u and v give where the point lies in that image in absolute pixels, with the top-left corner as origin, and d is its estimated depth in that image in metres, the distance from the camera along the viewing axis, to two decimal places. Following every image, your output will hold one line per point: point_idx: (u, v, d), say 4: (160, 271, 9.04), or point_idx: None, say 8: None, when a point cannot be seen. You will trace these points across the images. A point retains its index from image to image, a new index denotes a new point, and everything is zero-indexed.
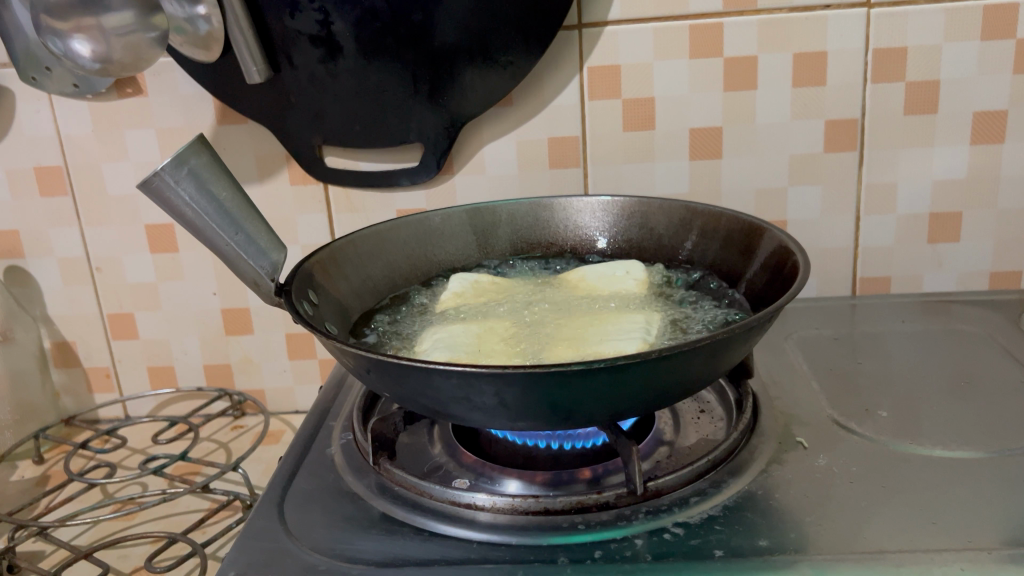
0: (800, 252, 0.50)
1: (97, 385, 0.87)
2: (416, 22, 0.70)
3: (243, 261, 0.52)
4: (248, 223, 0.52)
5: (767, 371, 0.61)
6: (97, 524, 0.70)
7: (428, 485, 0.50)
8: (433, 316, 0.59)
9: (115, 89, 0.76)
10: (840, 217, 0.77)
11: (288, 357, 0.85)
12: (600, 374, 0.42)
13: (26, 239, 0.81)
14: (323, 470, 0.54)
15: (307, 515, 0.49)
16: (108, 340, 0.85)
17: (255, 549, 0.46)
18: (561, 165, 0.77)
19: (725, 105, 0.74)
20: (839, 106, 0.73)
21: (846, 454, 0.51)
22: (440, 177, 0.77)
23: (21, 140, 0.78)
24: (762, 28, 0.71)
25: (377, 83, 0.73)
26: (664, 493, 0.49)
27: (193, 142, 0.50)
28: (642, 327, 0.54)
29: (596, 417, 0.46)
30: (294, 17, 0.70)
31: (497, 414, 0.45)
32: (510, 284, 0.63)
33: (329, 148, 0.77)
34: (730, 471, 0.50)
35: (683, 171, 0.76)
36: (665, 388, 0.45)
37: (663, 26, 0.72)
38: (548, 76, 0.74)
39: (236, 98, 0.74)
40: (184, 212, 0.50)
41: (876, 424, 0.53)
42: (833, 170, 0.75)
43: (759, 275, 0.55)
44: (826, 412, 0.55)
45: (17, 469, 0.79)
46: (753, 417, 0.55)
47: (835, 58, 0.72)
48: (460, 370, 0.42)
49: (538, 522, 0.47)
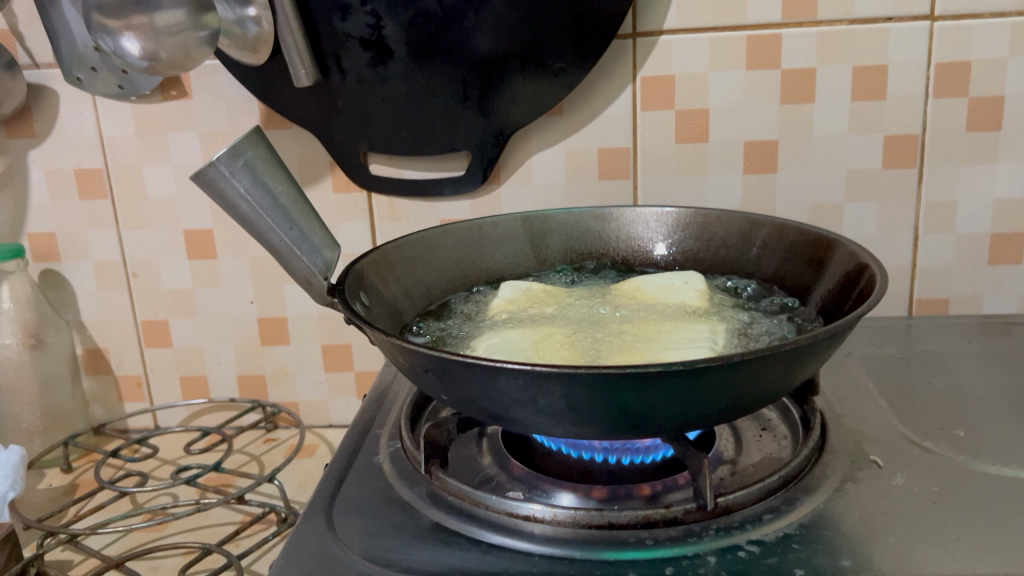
0: (877, 263, 0.48)
1: (128, 394, 0.85)
2: (468, 26, 0.69)
3: (296, 257, 0.50)
4: (302, 218, 0.50)
5: (831, 390, 0.59)
6: (128, 534, 0.68)
7: (484, 494, 0.47)
8: (485, 322, 0.57)
9: (159, 91, 0.75)
10: (898, 235, 0.74)
11: (323, 369, 0.83)
12: (676, 378, 0.40)
13: (63, 242, 0.80)
14: (371, 478, 0.51)
15: (357, 523, 0.47)
16: (140, 347, 0.83)
17: (305, 556, 0.43)
18: (610, 176, 0.75)
19: (781, 118, 0.72)
20: (899, 121, 0.71)
21: (924, 473, 0.48)
22: (486, 187, 0.76)
23: (63, 141, 0.77)
24: (821, 40, 0.70)
25: (426, 88, 0.71)
26: (735, 510, 0.46)
27: (250, 132, 0.49)
28: (707, 337, 0.52)
29: (666, 425, 0.43)
30: (345, 20, 0.69)
31: (564, 418, 0.43)
32: (562, 293, 0.61)
33: (373, 155, 0.76)
34: (802, 489, 0.48)
35: (736, 185, 0.74)
36: (741, 396, 0.43)
37: (720, 36, 0.71)
38: (600, 85, 0.72)
39: (283, 103, 0.73)
40: (238, 204, 0.48)
41: (954, 443, 0.51)
42: (891, 187, 0.73)
43: (829, 289, 0.53)
44: (899, 431, 0.52)
45: (46, 477, 0.77)
46: (822, 435, 0.53)
47: (896, 72, 0.70)
48: (527, 371, 0.40)
49: (603, 537, 0.45)
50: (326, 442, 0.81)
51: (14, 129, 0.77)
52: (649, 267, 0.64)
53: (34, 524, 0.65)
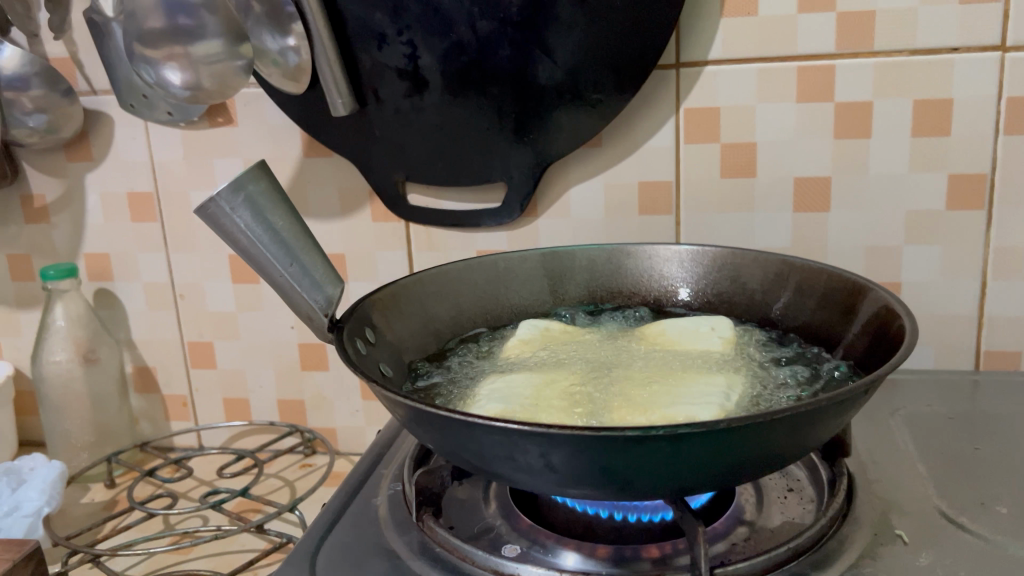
0: (909, 316, 0.44)
1: (174, 413, 0.87)
2: (504, 58, 0.67)
3: (297, 294, 0.49)
4: (304, 254, 0.50)
5: (867, 451, 0.54)
6: (152, 556, 0.68)
7: (471, 549, 0.46)
8: (497, 363, 0.56)
9: (206, 117, 0.77)
10: (964, 281, 0.69)
11: (361, 397, 0.83)
12: (656, 443, 0.38)
13: (116, 262, 0.82)
14: (366, 522, 0.50)
15: (340, 569, 0.46)
16: (186, 368, 0.85)
17: None
18: (652, 211, 0.72)
19: (834, 153, 0.68)
20: (965, 159, 0.66)
21: (954, 555, 0.43)
22: (523, 219, 0.74)
23: (117, 165, 0.79)
24: (879, 72, 0.66)
25: (461, 119, 0.70)
26: None
27: (252, 167, 0.49)
28: (719, 389, 0.49)
29: (656, 490, 0.41)
30: (381, 50, 0.69)
31: (545, 476, 0.41)
32: (582, 333, 0.59)
33: (411, 185, 0.75)
34: (813, 563, 0.44)
35: (786, 223, 0.70)
36: (736, 464, 0.40)
37: (769, 67, 0.67)
38: (642, 116, 0.70)
39: (322, 130, 0.73)
40: (239, 239, 0.48)
41: (993, 521, 0.46)
42: (956, 229, 0.68)
43: (858, 341, 0.49)
44: (932, 502, 0.48)
45: (88, 492, 0.79)
46: (847, 501, 0.49)
47: (961, 106, 0.65)
48: (500, 427, 0.39)
49: None
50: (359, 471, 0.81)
51: (73, 153, 0.80)
52: (676, 309, 0.61)
53: (61, 541, 0.66)
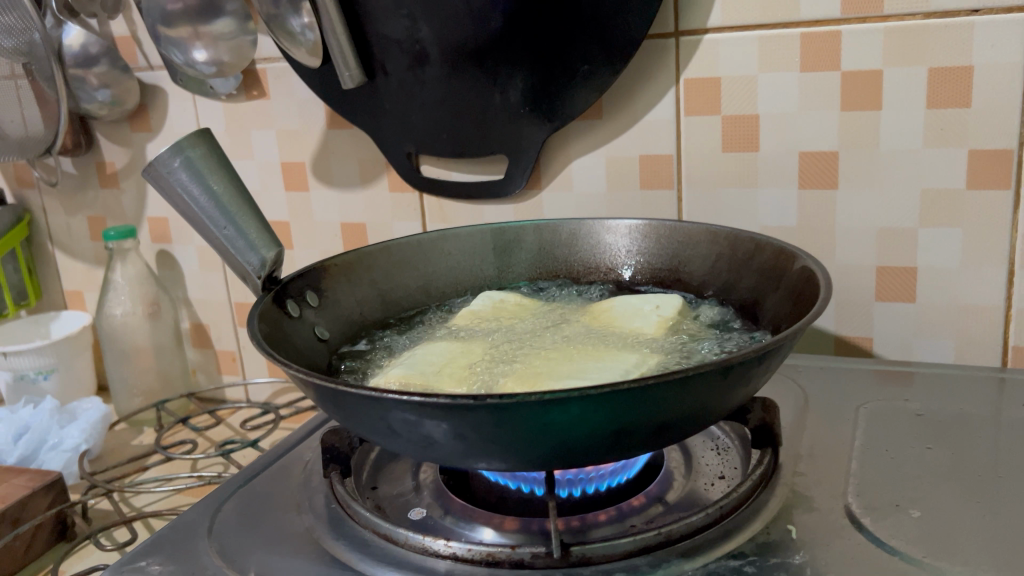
0: (825, 286, 0.43)
1: (225, 368, 0.93)
2: (496, 29, 0.67)
3: (231, 255, 0.52)
4: (240, 216, 0.52)
5: (811, 442, 0.51)
6: (169, 496, 0.74)
7: (357, 507, 0.47)
8: (439, 331, 0.57)
9: (243, 91, 0.81)
10: (988, 268, 0.62)
11: None
12: (478, 411, 0.38)
13: (173, 225, 0.89)
14: (287, 478, 0.53)
15: (238, 516, 0.49)
16: (234, 326, 0.91)
17: (168, 541, 0.46)
18: (653, 186, 0.70)
19: (842, 127, 0.63)
20: (988, 133, 0.60)
21: (833, 555, 0.40)
22: (528, 192, 0.74)
23: (172, 135, 0.86)
24: (890, 37, 0.60)
25: (460, 91, 0.71)
26: (590, 562, 0.42)
27: (192, 133, 0.52)
28: (629, 366, 0.47)
29: (502, 460, 0.41)
30: (383, 24, 0.70)
31: (397, 441, 0.42)
32: (535, 307, 0.58)
33: (425, 157, 0.76)
34: (683, 551, 0.42)
35: (791, 201, 0.66)
36: (574, 438, 0.39)
37: (771, 34, 0.63)
38: (642, 88, 0.68)
39: (338, 102, 0.76)
40: (179, 200, 0.52)
41: (897, 524, 0.42)
42: (979, 212, 0.62)
43: (787, 314, 0.47)
44: (844, 500, 0.45)
45: (139, 435, 0.87)
46: (754, 492, 0.46)
47: (984, 75, 0.59)
48: (340, 389, 0.40)
49: (442, 569, 0.43)
50: None
51: (136, 124, 0.87)
52: (626, 288, 0.60)
53: (86, 475, 0.73)
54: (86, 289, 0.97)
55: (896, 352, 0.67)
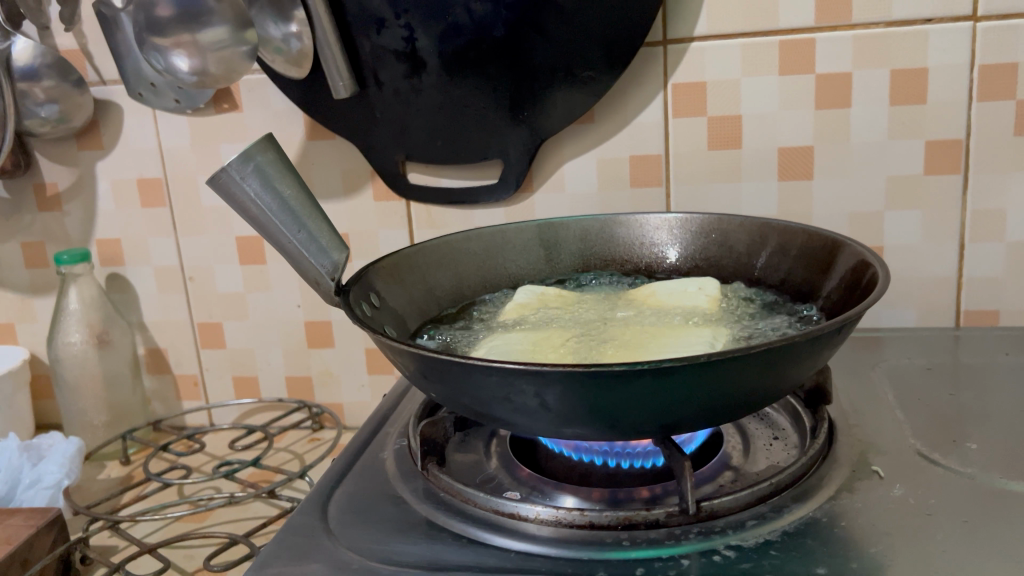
0: (874, 258, 0.48)
1: (186, 393, 0.90)
2: (498, 37, 0.70)
3: (304, 258, 0.52)
4: (311, 221, 0.53)
5: (850, 400, 0.57)
6: (171, 524, 0.71)
7: (473, 492, 0.48)
8: (494, 325, 0.59)
9: (213, 104, 0.80)
10: (943, 243, 0.72)
11: (367, 371, 0.85)
12: (642, 378, 0.40)
13: (127, 246, 0.85)
14: (374, 472, 0.53)
15: (348, 513, 0.48)
16: (197, 348, 0.87)
17: (293, 544, 0.46)
18: (643, 184, 0.75)
19: (817, 123, 0.71)
20: (943, 125, 0.69)
21: (924, 485, 0.46)
22: (520, 195, 0.77)
23: (128, 153, 0.83)
24: (858, 43, 0.68)
25: (458, 98, 0.74)
26: (720, 515, 0.45)
27: (260, 139, 0.52)
28: (707, 340, 0.51)
29: (644, 427, 0.44)
30: (381, 34, 0.72)
31: (540, 417, 0.44)
32: (574, 297, 0.61)
33: (412, 164, 0.78)
34: (794, 496, 0.47)
35: (771, 192, 0.73)
36: (715, 400, 0.43)
37: (752, 42, 0.70)
38: (631, 93, 0.73)
39: (325, 114, 0.76)
40: (249, 207, 0.51)
41: (964, 456, 0.49)
42: (935, 194, 0.71)
43: (834, 291, 0.52)
44: (909, 442, 0.51)
45: (105, 468, 0.82)
46: (827, 444, 0.51)
47: (937, 75, 0.68)
48: (498, 367, 0.41)
49: (581, 537, 0.45)
50: None
51: (84, 142, 0.83)
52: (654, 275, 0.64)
53: (82, 510, 0.69)
54: (18, 321, 0.90)
55: (863, 322, 0.76)
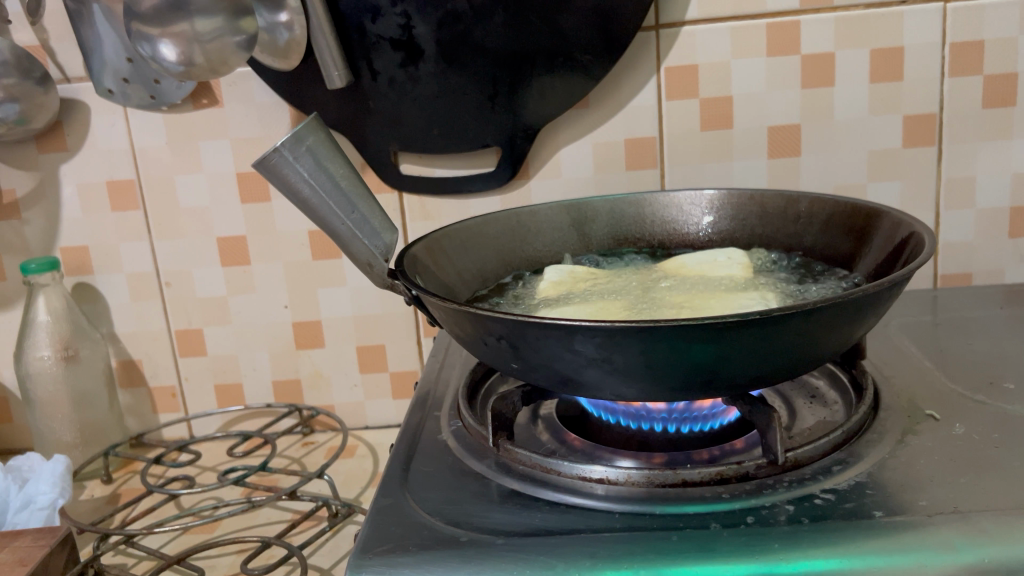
0: (917, 222, 0.51)
1: (162, 406, 0.85)
2: (496, 24, 0.71)
3: (357, 240, 0.52)
4: (362, 203, 0.52)
5: (876, 356, 0.60)
6: (181, 535, 0.67)
7: (557, 461, 0.48)
8: (535, 303, 0.59)
9: (190, 100, 0.77)
10: (921, 212, 0.77)
11: (359, 370, 0.83)
12: (751, 328, 0.41)
13: (96, 254, 0.81)
14: (439, 454, 0.52)
15: (433, 493, 0.47)
16: (175, 357, 0.84)
17: (389, 525, 0.44)
18: (639, 166, 0.77)
19: (803, 102, 0.74)
20: (918, 101, 0.74)
21: (981, 421, 0.49)
22: (515, 182, 0.78)
23: (96, 154, 0.78)
24: (840, 24, 0.72)
25: (456, 85, 0.73)
26: (803, 464, 0.47)
27: (310, 119, 0.50)
28: (759, 303, 0.54)
29: (737, 379, 0.45)
30: (375, 22, 0.71)
31: (638, 376, 0.44)
32: (603, 273, 0.63)
33: (404, 155, 0.78)
34: (865, 442, 0.49)
35: (762, 169, 0.76)
36: (808, 348, 0.44)
37: (742, 25, 0.72)
38: (626, 77, 0.74)
39: (316, 105, 0.75)
40: (302, 189, 0.50)
41: (1006, 394, 0.52)
42: (911, 166, 0.75)
43: (873, 258, 0.55)
44: (950, 386, 0.54)
45: (86, 489, 0.77)
46: (875, 395, 0.54)
47: (912, 54, 0.72)
48: (606, 328, 0.41)
49: (678, 494, 0.45)
50: (365, 442, 0.82)
51: (46, 143, 0.78)
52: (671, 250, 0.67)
53: (88, 527, 0.64)
54: None
55: None
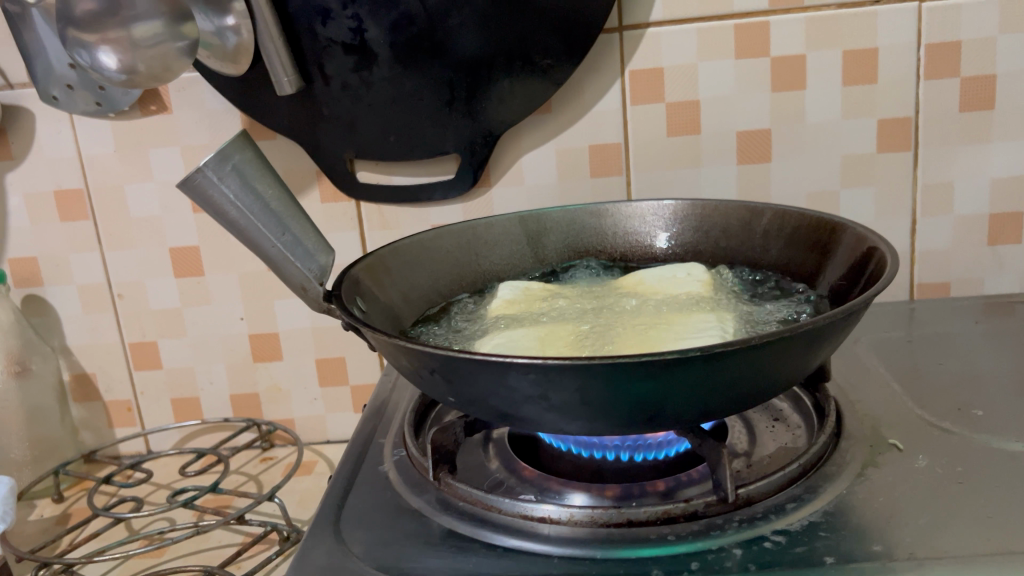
0: (879, 237, 0.48)
1: (118, 420, 0.83)
2: (452, 27, 0.68)
3: (290, 263, 0.49)
4: (294, 223, 0.49)
5: (843, 377, 0.58)
6: (127, 562, 0.65)
7: (497, 498, 0.46)
8: (486, 324, 0.57)
9: (138, 106, 0.74)
10: (896, 219, 0.74)
11: (319, 383, 0.81)
12: (694, 365, 0.39)
13: (45, 266, 0.78)
14: (378, 488, 0.49)
15: (366, 533, 0.45)
16: (130, 370, 0.81)
17: (315, 570, 0.42)
18: (604, 173, 0.74)
19: (773, 106, 0.71)
20: (892, 104, 0.71)
21: (945, 453, 0.47)
22: (477, 189, 0.75)
23: (42, 162, 0.75)
24: (811, 25, 0.69)
25: (412, 90, 0.70)
26: (756, 500, 0.44)
27: (236, 137, 0.47)
28: (716, 326, 0.51)
29: (684, 415, 0.42)
30: (326, 25, 0.68)
31: (577, 413, 0.41)
32: (560, 289, 0.60)
33: (361, 163, 0.75)
34: (823, 476, 0.46)
35: (730, 175, 0.73)
36: (758, 382, 0.42)
37: (708, 26, 0.69)
38: (589, 81, 0.71)
39: (268, 111, 0.72)
40: (228, 211, 0.47)
41: (972, 422, 0.50)
42: (886, 172, 0.73)
43: (836, 274, 0.52)
44: (915, 412, 0.52)
45: (36, 508, 0.74)
46: (837, 421, 0.51)
47: (886, 55, 0.69)
48: (539, 365, 0.38)
49: (622, 535, 0.43)
50: (325, 458, 0.80)
51: None
52: (632, 263, 0.64)
53: (27, 556, 0.61)
54: None
55: None
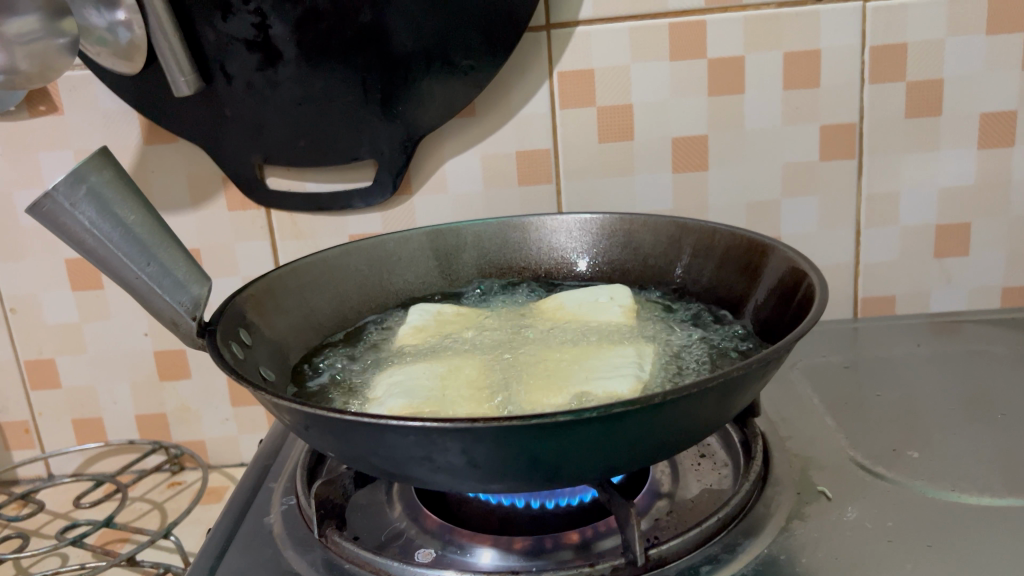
0: (809, 264, 0.44)
1: (16, 442, 0.77)
2: (365, 23, 0.63)
3: (157, 296, 0.44)
4: (162, 251, 0.44)
5: (776, 410, 0.55)
6: None
7: (385, 561, 0.41)
8: (390, 355, 0.52)
9: (25, 106, 0.67)
10: (840, 231, 0.70)
11: (231, 404, 0.77)
12: (591, 424, 0.34)
13: None
14: (260, 544, 0.45)
15: None
16: (26, 390, 0.75)
17: None
18: (532, 180, 0.69)
19: (711, 110, 0.67)
20: (836, 109, 0.67)
21: (876, 504, 0.43)
22: (397, 198, 0.70)
23: None
24: (750, 24, 0.64)
25: (323, 91, 0.65)
26: (668, 562, 0.40)
27: (93, 155, 0.42)
28: (633, 362, 0.47)
29: (587, 474, 0.38)
30: (226, 20, 0.62)
31: (467, 475, 0.37)
32: (475, 314, 0.56)
33: (270, 167, 0.69)
34: (744, 531, 0.42)
35: (667, 185, 0.69)
36: (669, 437, 0.37)
37: (641, 25, 0.65)
38: (514, 82, 0.66)
39: (167, 113, 0.66)
40: (84, 239, 0.41)
41: (907, 466, 0.47)
42: (830, 181, 0.69)
43: (765, 301, 0.48)
44: (849, 453, 0.48)
45: None
46: (764, 465, 0.47)
47: (829, 57, 0.65)
48: (418, 427, 0.34)
49: None
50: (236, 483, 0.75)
51: None
52: (557, 282, 0.60)
53: None
54: None
55: None
